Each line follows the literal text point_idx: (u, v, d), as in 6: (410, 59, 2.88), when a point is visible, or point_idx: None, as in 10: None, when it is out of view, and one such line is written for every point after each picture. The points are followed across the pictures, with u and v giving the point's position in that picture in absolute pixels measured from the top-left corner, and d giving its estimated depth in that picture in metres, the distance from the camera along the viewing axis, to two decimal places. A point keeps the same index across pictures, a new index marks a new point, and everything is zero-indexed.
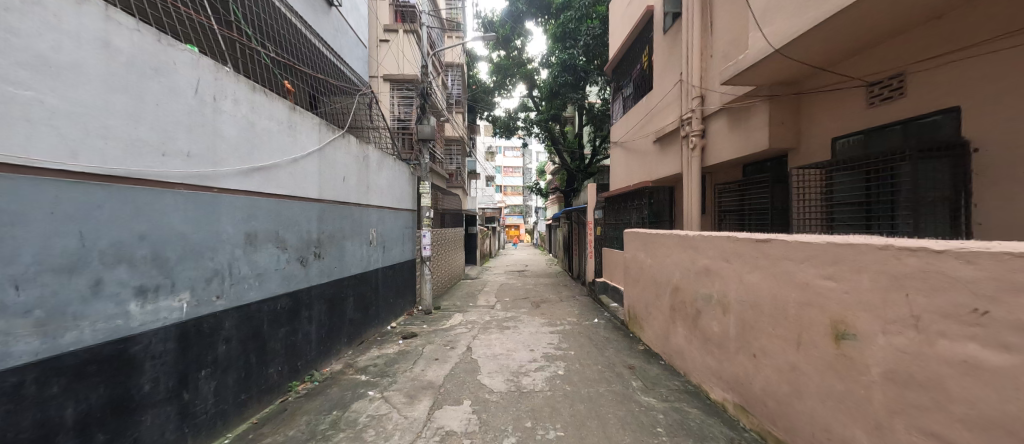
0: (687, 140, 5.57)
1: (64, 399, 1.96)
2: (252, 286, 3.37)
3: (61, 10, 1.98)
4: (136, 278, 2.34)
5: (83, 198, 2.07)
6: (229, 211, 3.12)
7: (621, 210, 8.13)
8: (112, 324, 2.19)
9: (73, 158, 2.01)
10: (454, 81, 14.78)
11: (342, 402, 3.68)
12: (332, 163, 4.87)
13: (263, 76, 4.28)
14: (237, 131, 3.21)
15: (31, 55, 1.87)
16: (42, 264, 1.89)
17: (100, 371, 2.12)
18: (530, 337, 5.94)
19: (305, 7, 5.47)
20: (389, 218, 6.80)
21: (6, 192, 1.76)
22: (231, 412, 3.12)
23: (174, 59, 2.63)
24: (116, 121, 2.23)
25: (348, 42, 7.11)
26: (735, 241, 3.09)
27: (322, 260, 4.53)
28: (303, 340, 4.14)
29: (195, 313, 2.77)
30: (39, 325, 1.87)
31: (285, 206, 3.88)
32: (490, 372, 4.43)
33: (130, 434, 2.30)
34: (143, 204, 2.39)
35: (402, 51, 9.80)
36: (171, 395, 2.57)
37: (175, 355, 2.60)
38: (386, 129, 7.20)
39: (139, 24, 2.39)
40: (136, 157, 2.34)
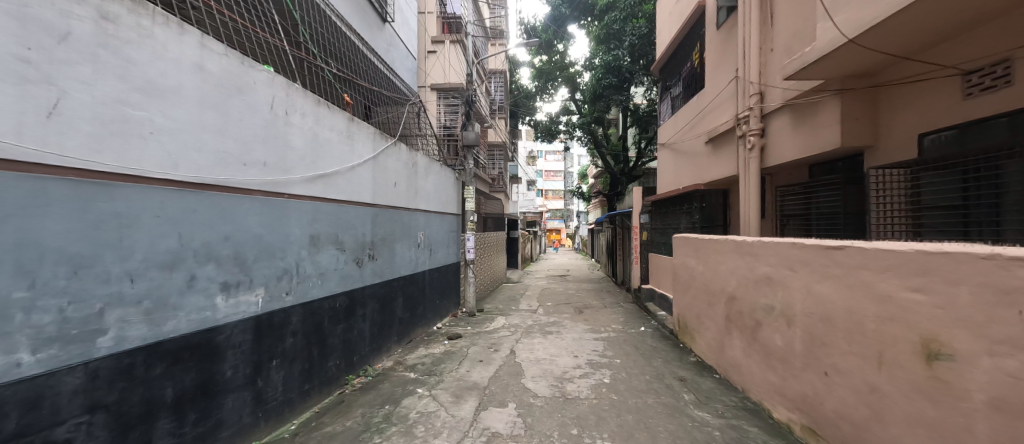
0: (743, 140, 5.25)
1: (164, 380, 2.23)
2: (315, 284, 3.64)
3: (167, 40, 2.27)
4: (221, 275, 2.62)
5: (182, 204, 2.35)
6: (296, 215, 3.40)
7: (669, 215, 7.81)
8: (202, 315, 2.47)
9: (174, 169, 2.29)
10: (497, 88, 15.05)
11: (394, 398, 3.86)
12: (384, 169, 5.15)
13: (326, 90, 4.64)
14: (304, 142, 3.51)
15: (146, 80, 2.15)
16: (151, 260, 2.17)
17: (192, 356, 2.40)
18: (574, 342, 5.87)
19: (362, 25, 5.86)
20: (436, 222, 7.05)
21: (124, 198, 2.03)
22: (297, 401, 3.38)
23: (252, 79, 2.93)
24: (206, 136, 2.52)
25: (399, 55, 7.50)
26: (800, 248, 2.86)
27: (374, 261, 4.80)
28: (358, 337, 4.40)
29: (268, 308, 3.06)
30: (147, 314, 2.13)
31: (344, 210, 4.16)
32: (534, 376, 4.43)
33: (215, 414, 2.57)
34: (228, 209, 2.68)
35: (448, 60, 10.14)
36: (248, 382, 2.85)
37: (251, 345, 2.87)
38: (434, 136, 7.48)
39: (225, 50, 2.68)
40: (222, 168, 2.64)
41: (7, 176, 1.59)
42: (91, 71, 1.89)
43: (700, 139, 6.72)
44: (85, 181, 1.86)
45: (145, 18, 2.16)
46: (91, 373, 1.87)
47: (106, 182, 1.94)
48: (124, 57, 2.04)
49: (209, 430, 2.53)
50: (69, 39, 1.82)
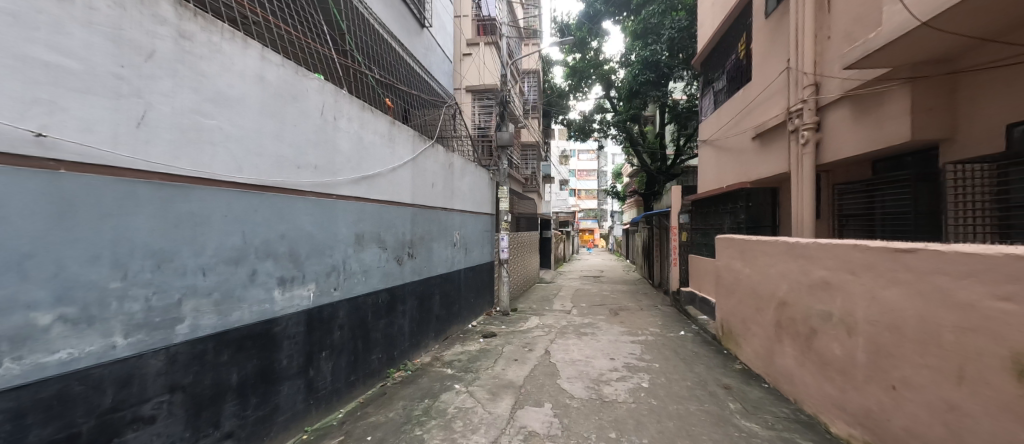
0: (796, 135, 4.92)
1: (230, 366, 2.43)
2: (360, 280, 3.82)
3: (233, 54, 2.47)
4: (278, 271, 2.82)
5: (245, 204, 2.55)
6: (343, 214, 3.58)
7: (711, 215, 7.47)
8: (262, 307, 2.67)
9: (238, 172, 2.48)
10: (530, 88, 15.04)
11: (432, 392, 3.97)
12: (423, 170, 5.31)
13: (370, 95, 4.85)
14: (350, 145, 3.70)
15: (216, 92, 2.34)
16: (220, 256, 2.37)
17: (254, 345, 2.61)
18: (610, 345, 5.76)
19: (402, 31, 6.09)
20: (471, 222, 7.17)
21: (198, 199, 2.22)
22: (344, 391, 3.57)
23: (305, 87, 3.12)
24: (265, 142, 2.71)
25: (436, 59, 7.71)
26: (863, 250, 2.65)
27: (414, 259, 4.96)
28: (398, 332, 4.57)
29: (319, 302, 3.25)
30: (217, 305, 2.34)
31: (385, 210, 4.33)
32: (570, 377, 4.39)
33: (273, 399, 2.78)
34: (284, 208, 2.87)
35: (483, 62, 10.26)
36: (301, 371, 3.04)
37: (303, 336, 3.07)
38: (469, 138, 7.61)
39: (282, 60, 2.88)
40: (279, 170, 2.84)
41: (105, 179, 1.79)
42: (171, 85, 2.09)
43: (746, 135, 6.38)
44: (166, 184, 2.06)
45: (215, 34, 2.36)
46: (170, 357, 2.06)
47: (183, 185, 2.14)
48: (199, 71, 2.24)
49: (268, 414, 2.73)
50: (154, 56, 2.01)
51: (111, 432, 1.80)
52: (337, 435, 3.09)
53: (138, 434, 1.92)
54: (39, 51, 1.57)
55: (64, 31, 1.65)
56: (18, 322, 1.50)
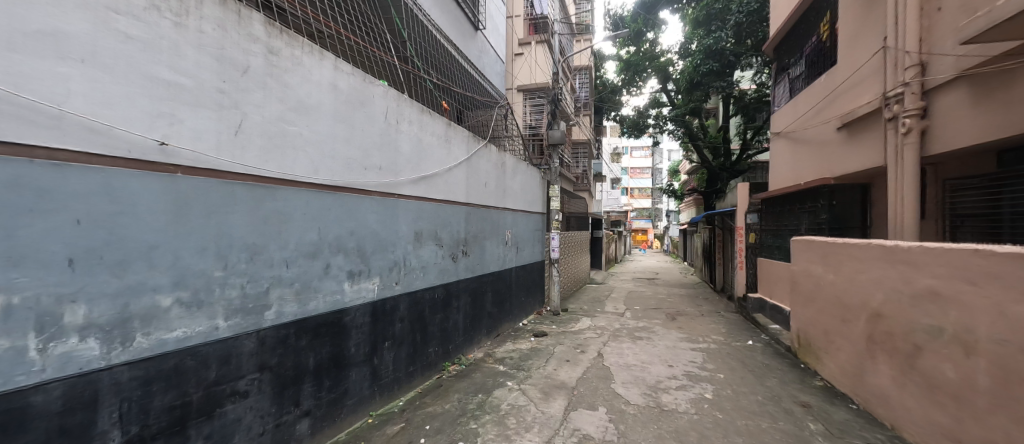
0: (893, 123, 4.31)
1: (308, 351, 2.66)
2: (418, 276, 4.00)
3: (311, 65, 2.70)
4: (348, 265, 3.03)
5: (321, 202, 2.77)
6: (404, 213, 3.77)
7: (784, 215, 6.81)
8: (334, 298, 2.89)
9: (315, 174, 2.71)
10: (581, 85, 14.82)
11: (485, 387, 4.05)
12: (476, 170, 5.43)
13: (428, 98, 5.06)
14: (410, 146, 3.88)
15: (297, 101, 2.58)
16: (301, 250, 2.60)
17: (327, 332, 2.83)
18: (667, 351, 5.48)
19: (457, 34, 6.26)
20: (522, 221, 7.20)
21: (283, 198, 2.46)
22: (404, 380, 3.77)
23: (371, 93, 3.32)
24: (338, 145, 2.94)
25: (489, 60, 7.85)
26: (986, 257, 2.25)
27: (468, 257, 5.09)
28: (453, 327, 4.72)
29: (382, 295, 3.45)
30: (297, 294, 2.57)
31: (442, 208, 4.49)
32: (624, 382, 4.23)
33: (344, 384, 3.00)
34: (353, 207, 3.09)
35: (534, 61, 10.25)
36: (367, 359, 3.25)
37: (369, 327, 3.28)
38: (521, 137, 7.65)
39: (352, 69, 3.09)
40: (349, 171, 3.05)
41: (211, 181, 2.03)
42: (261, 97, 2.33)
43: (830, 125, 5.70)
44: (258, 185, 2.30)
45: (297, 48, 2.58)
46: (260, 340, 2.31)
47: (271, 185, 2.38)
48: (284, 83, 2.47)
49: (339, 396, 2.96)
50: (248, 71, 2.25)
51: (214, 402, 2.05)
52: (398, 422, 3.26)
53: (235, 406, 2.17)
54: (161, 72, 1.83)
55: (180, 54, 1.90)
56: (146, 303, 1.76)
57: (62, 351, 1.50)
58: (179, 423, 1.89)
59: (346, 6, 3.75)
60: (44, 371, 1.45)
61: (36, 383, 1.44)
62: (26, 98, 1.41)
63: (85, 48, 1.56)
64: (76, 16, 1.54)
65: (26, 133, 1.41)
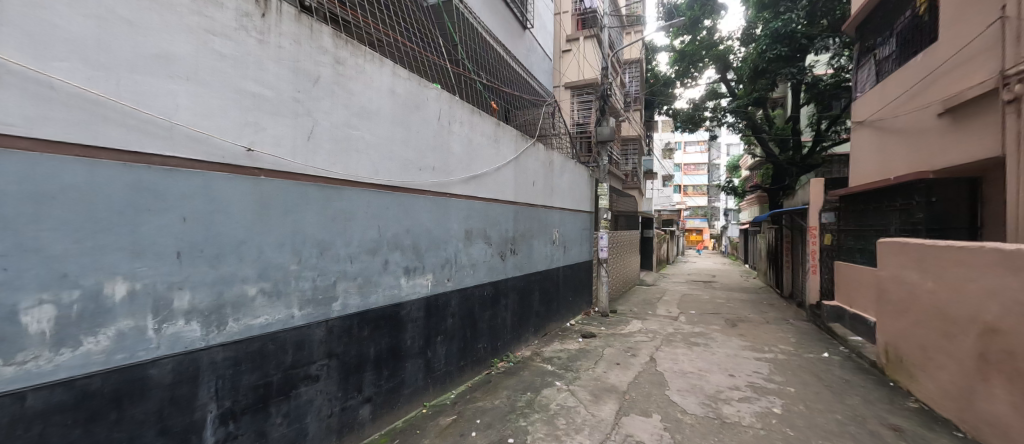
0: (1014, 106, 3.67)
1: (370, 341, 2.84)
2: (469, 273, 4.09)
3: (373, 72, 2.86)
4: (404, 261, 3.18)
5: (381, 202, 2.93)
6: (455, 211, 3.88)
7: (868, 213, 6.08)
8: (392, 293, 3.05)
9: (376, 175, 2.87)
10: (632, 79, 14.34)
11: (534, 386, 4.06)
12: (524, 169, 5.45)
13: (478, 99, 5.13)
14: (462, 147, 3.99)
15: (360, 107, 2.74)
16: (363, 247, 2.77)
17: (386, 325, 3.00)
18: (727, 359, 5.13)
19: (504, 35, 6.30)
20: (570, 220, 7.10)
21: (348, 198, 2.63)
22: (455, 374, 3.89)
23: (425, 96, 3.45)
24: (396, 148, 3.09)
25: (537, 59, 7.83)
26: None
27: (516, 255, 5.13)
28: (502, 324, 4.78)
29: (435, 290, 3.58)
30: (360, 288, 2.74)
31: (491, 207, 4.56)
32: (680, 390, 4.02)
33: (400, 374, 3.16)
34: (409, 206, 3.23)
35: (583, 57, 10.06)
36: (421, 352, 3.39)
37: (423, 321, 3.42)
38: (568, 135, 7.54)
39: (409, 74, 3.23)
40: (405, 172, 3.20)
41: (288, 183, 2.23)
42: (329, 104, 2.51)
43: (929, 110, 4.98)
44: (327, 186, 2.48)
45: (361, 58, 2.75)
46: (328, 329, 2.49)
47: (337, 186, 2.56)
48: (349, 90, 2.65)
49: (396, 386, 3.12)
50: (318, 81, 2.43)
51: (291, 384, 2.26)
52: (450, 414, 3.37)
53: (308, 389, 2.37)
54: (247, 84, 2.03)
55: (262, 68, 2.10)
56: (236, 292, 1.98)
57: (171, 332, 1.72)
58: (262, 401, 2.10)
59: (402, 15, 3.92)
60: (159, 348, 1.68)
61: (153, 358, 1.67)
62: (146, 113, 1.63)
63: (188, 67, 1.78)
64: (181, 40, 1.75)
65: (147, 143, 1.64)
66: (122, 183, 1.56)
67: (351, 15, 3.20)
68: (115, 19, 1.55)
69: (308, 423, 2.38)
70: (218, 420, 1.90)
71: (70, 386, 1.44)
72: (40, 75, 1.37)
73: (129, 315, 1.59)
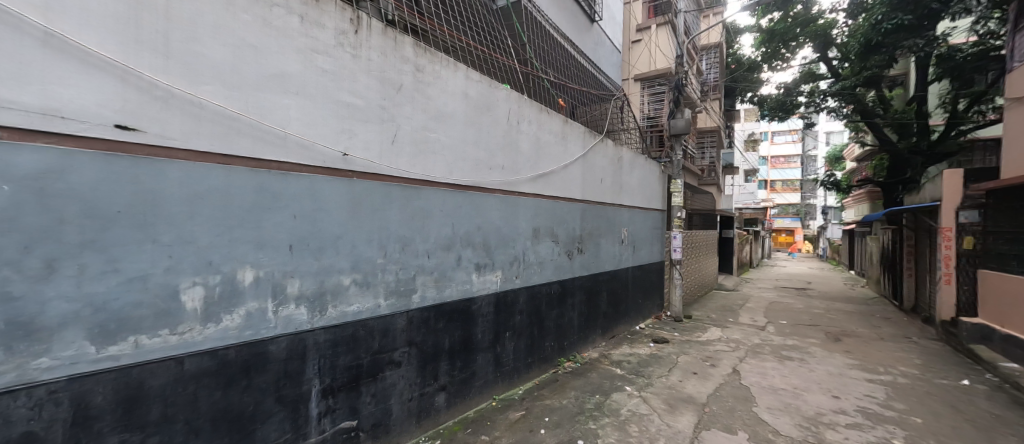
0: None
1: (445, 332, 3.00)
2: (536, 271, 4.11)
3: (448, 76, 2.99)
4: (475, 258, 3.30)
5: (455, 200, 3.07)
6: (523, 210, 3.93)
7: None
8: (465, 287, 3.18)
9: (451, 175, 3.02)
10: (710, 65, 13.32)
11: (603, 389, 3.95)
12: (592, 166, 5.33)
13: (546, 97, 5.07)
14: (530, 146, 4.02)
15: (435, 111, 2.90)
16: (439, 242, 2.93)
17: (459, 318, 3.13)
18: (830, 378, 4.49)
19: (571, 30, 6.21)
20: (639, 219, 6.77)
21: (426, 197, 2.80)
22: (523, 370, 3.94)
23: (496, 97, 3.54)
24: (468, 148, 3.22)
25: (605, 52, 7.60)
26: None
27: (583, 254, 5.04)
28: (569, 324, 4.73)
29: (504, 287, 3.66)
30: (436, 282, 2.90)
31: (558, 205, 4.53)
32: (770, 408, 3.62)
33: (472, 366, 3.29)
34: (480, 204, 3.34)
35: (655, 46, 9.54)
36: (490, 346, 3.49)
37: (493, 316, 3.52)
38: (638, 129, 7.19)
39: (481, 77, 3.33)
40: (477, 172, 3.31)
41: (375, 184, 2.43)
42: (410, 110, 2.68)
43: None
44: (408, 186, 2.67)
45: (438, 64, 2.90)
46: (408, 319, 2.68)
47: (417, 186, 2.73)
48: (427, 95, 2.82)
49: (468, 377, 3.25)
50: (401, 88, 2.61)
51: (378, 367, 2.48)
52: (519, 409, 3.42)
53: (392, 373, 2.57)
54: (343, 95, 2.25)
55: (354, 80, 2.32)
56: (335, 281, 2.21)
57: (285, 314, 1.99)
58: (354, 380, 2.34)
59: (472, 19, 4.04)
60: (277, 327, 1.95)
61: (271, 335, 1.94)
62: (266, 124, 1.89)
63: (298, 83, 2.04)
64: (292, 59, 2.01)
65: (268, 151, 1.90)
66: (249, 185, 1.83)
67: (429, 24, 3.41)
68: (243, 46, 1.82)
69: (392, 404, 2.59)
70: (321, 393, 2.16)
71: (214, 354, 1.73)
72: (191, 96, 1.65)
73: (254, 298, 1.87)
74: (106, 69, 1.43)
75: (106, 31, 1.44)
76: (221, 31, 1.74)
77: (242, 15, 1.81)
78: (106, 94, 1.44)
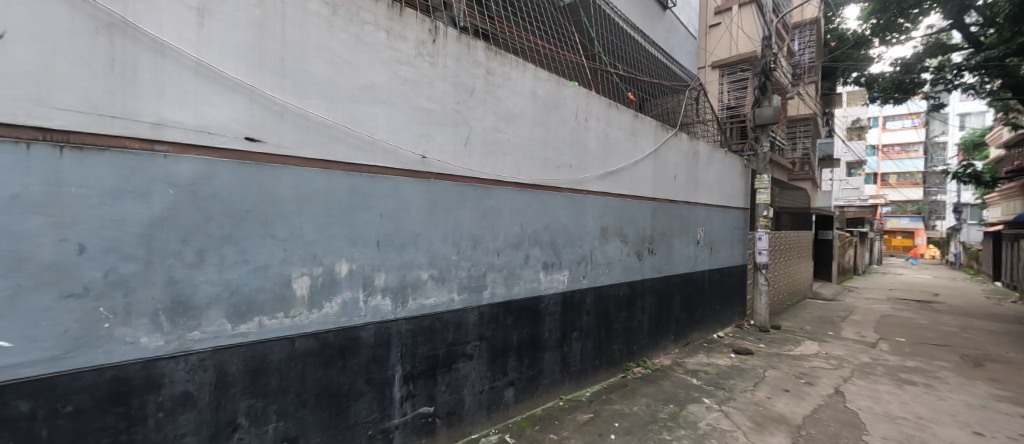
0: None
1: (513, 329, 3.05)
2: (604, 272, 4.00)
3: (516, 77, 3.03)
4: (543, 256, 3.31)
5: (523, 199, 3.10)
6: (591, 209, 3.84)
7: None
8: (532, 286, 3.20)
9: (519, 174, 3.06)
10: (804, 44, 11.80)
11: (677, 399, 3.72)
12: (665, 162, 5.03)
13: (615, 92, 4.88)
14: (599, 143, 3.93)
15: (505, 112, 2.96)
16: (508, 241, 2.99)
17: (526, 316, 3.16)
18: (969, 411, 3.73)
19: (641, 20, 5.93)
20: (717, 218, 6.24)
21: (495, 197, 2.87)
22: (590, 371, 3.87)
23: (564, 95, 3.51)
24: (537, 147, 3.23)
25: (679, 40, 7.12)
26: None
27: (654, 255, 4.78)
28: (638, 328, 4.53)
29: (571, 286, 3.61)
30: (505, 280, 2.97)
31: (628, 204, 4.36)
32: (885, 439, 3.12)
33: (539, 365, 3.30)
34: (548, 203, 3.33)
35: (736, 29, 8.71)
36: (557, 346, 3.48)
37: (560, 315, 3.50)
38: (716, 121, 6.62)
39: (549, 75, 3.33)
40: (544, 171, 3.31)
41: (449, 184, 2.55)
42: (481, 112, 2.78)
43: None
44: (480, 186, 2.76)
45: (508, 66, 2.96)
46: (479, 314, 2.78)
47: (487, 186, 2.82)
48: (497, 97, 2.89)
49: (535, 375, 3.27)
50: (473, 92, 2.72)
51: (452, 358, 2.61)
52: (587, 411, 3.36)
53: (464, 365, 2.69)
54: (422, 102, 2.41)
55: (433, 87, 2.46)
56: (414, 276, 2.37)
57: (373, 304, 2.18)
58: (431, 369, 2.48)
59: (539, 19, 4.04)
60: (366, 315, 2.15)
61: (362, 322, 2.14)
62: (358, 132, 2.10)
63: (384, 93, 2.22)
64: (380, 72, 2.19)
65: (360, 156, 2.11)
66: (344, 186, 2.04)
67: (498, 28, 3.49)
68: (340, 62, 2.03)
69: (464, 394, 2.71)
70: (402, 379, 2.33)
71: (317, 337, 1.96)
72: (300, 110, 1.89)
73: (349, 288, 2.08)
74: (239, 91, 1.70)
75: (239, 58, 1.69)
76: (324, 51, 1.97)
77: (340, 35, 2.02)
78: (239, 111, 1.70)
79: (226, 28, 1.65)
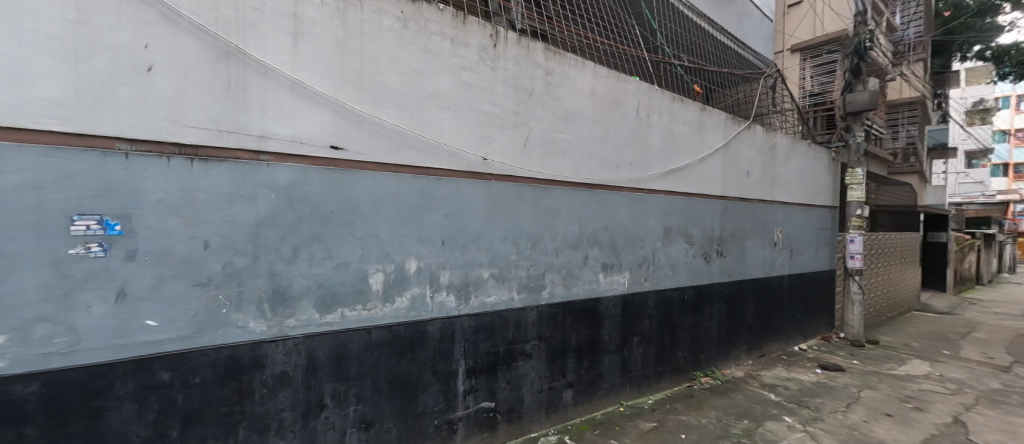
0: None
1: (572, 330, 3.02)
2: (667, 274, 3.81)
3: (575, 75, 3.00)
4: (603, 257, 3.24)
5: (581, 199, 3.06)
6: (654, 208, 3.68)
7: None
8: (591, 287, 3.15)
9: (578, 174, 3.03)
10: (909, 17, 10.22)
11: (753, 414, 3.43)
12: (736, 157, 4.66)
13: (679, 85, 4.62)
14: (662, 139, 3.75)
15: (563, 112, 2.94)
16: (567, 241, 2.97)
17: (585, 317, 3.12)
18: None
19: (709, 6, 5.54)
20: (799, 217, 5.63)
21: (554, 197, 2.87)
22: (652, 378, 3.70)
23: (624, 91, 3.40)
24: (596, 146, 3.17)
25: (753, 23, 6.54)
26: None
27: (724, 258, 4.45)
28: (705, 335, 4.24)
29: (632, 289, 3.49)
30: (563, 280, 2.95)
31: (694, 202, 4.11)
32: None
33: (598, 368, 3.23)
34: (607, 203, 3.25)
35: (821, 6, 7.81)
36: (617, 349, 3.38)
37: (620, 318, 3.39)
38: (797, 110, 5.98)
39: (609, 72, 3.25)
40: (604, 170, 3.24)
41: (509, 185, 2.60)
42: (540, 113, 2.79)
43: None
44: (539, 186, 2.78)
45: (566, 65, 2.94)
46: (539, 314, 2.79)
47: (546, 186, 2.82)
48: (556, 96, 2.88)
49: (594, 378, 3.21)
50: (532, 92, 2.74)
51: (512, 356, 2.65)
52: (650, 420, 3.22)
53: (524, 363, 2.73)
54: (483, 105, 2.48)
55: (493, 90, 2.53)
56: (476, 274, 2.46)
57: (439, 300, 2.30)
58: (492, 365, 2.55)
59: (598, 15, 3.95)
60: (432, 311, 2.27)
61: (429, 317, 2.26)
62: (426, 137, 2.22)
63: (448, 98, 2.32)
64: (444, 78, 2.30)
65: (427, 160, 2.22)
66: (413, 188, 2.17)
67: (556, 27, 3.47)
68: (410, 72, 2.16)
69: (524, 392, 2.74)
70: (465, 373, 2.42)
71: (390, 329, 2.11)
72: (376, 118, 2.04)
73: (417, 284, 2.20)
74: (325, 104, 1.88)
75: (325, 74, 1.88)
76: (396, 62, 2.11)
77: (410, 46, 2.15)
78: (324, 122, 1.88)
79: (315, 48, 1.84)
